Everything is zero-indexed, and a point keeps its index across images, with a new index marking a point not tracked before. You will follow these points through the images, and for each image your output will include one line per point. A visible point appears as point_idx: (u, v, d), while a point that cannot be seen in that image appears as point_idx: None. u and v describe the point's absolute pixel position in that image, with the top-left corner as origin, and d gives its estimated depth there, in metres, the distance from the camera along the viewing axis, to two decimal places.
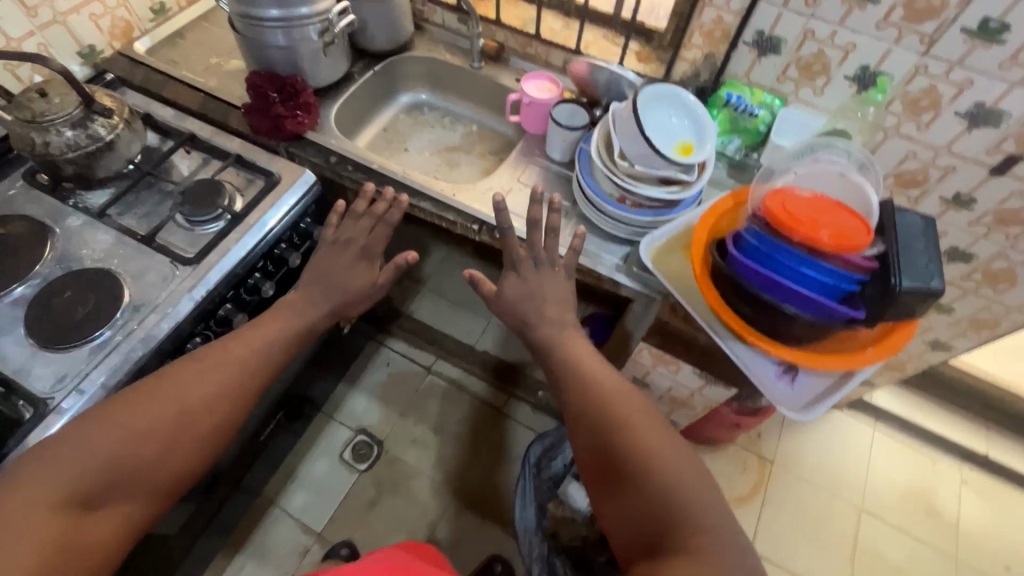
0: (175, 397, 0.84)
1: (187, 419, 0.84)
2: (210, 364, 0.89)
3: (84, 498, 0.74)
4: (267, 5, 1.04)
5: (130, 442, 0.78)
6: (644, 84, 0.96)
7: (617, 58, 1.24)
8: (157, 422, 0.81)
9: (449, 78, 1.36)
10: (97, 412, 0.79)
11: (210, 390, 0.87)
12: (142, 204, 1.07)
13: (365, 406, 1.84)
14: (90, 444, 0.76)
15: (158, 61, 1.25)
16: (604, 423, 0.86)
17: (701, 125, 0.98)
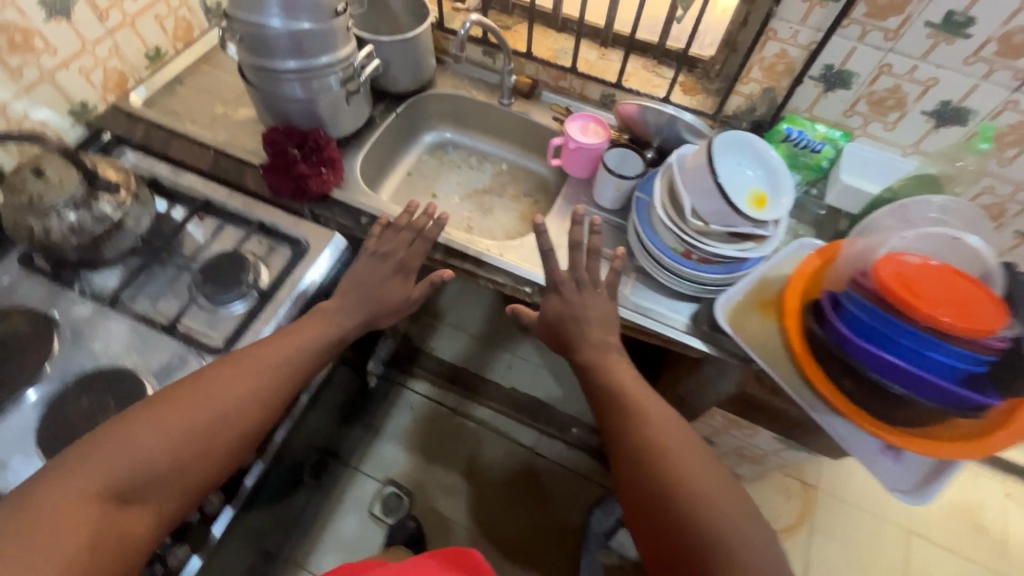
0: (221, 392, 0.75)
1: (233, 415, 0.75)
2: (257, 360, 0.80)
3: (120, 495, 0.65)
4: (283, 56, 0.93)
5: (173, 434, 0.70)
6: (719, 133, 0.88)
7: (661, 91, 1.15)
8: (200, 417, 0.72)
9: (476, 115, 1.27)
10: (144, 404, 0.72)
11: (253, 390, 0.78)
12: (157, 283, 0.96)
13: (391, 453, 1.74)
14: (133, 435, 0.68)
15: (158, 114, 1.13)
16: (644, 436, 0.76)
17: (775, 176, 0.90)
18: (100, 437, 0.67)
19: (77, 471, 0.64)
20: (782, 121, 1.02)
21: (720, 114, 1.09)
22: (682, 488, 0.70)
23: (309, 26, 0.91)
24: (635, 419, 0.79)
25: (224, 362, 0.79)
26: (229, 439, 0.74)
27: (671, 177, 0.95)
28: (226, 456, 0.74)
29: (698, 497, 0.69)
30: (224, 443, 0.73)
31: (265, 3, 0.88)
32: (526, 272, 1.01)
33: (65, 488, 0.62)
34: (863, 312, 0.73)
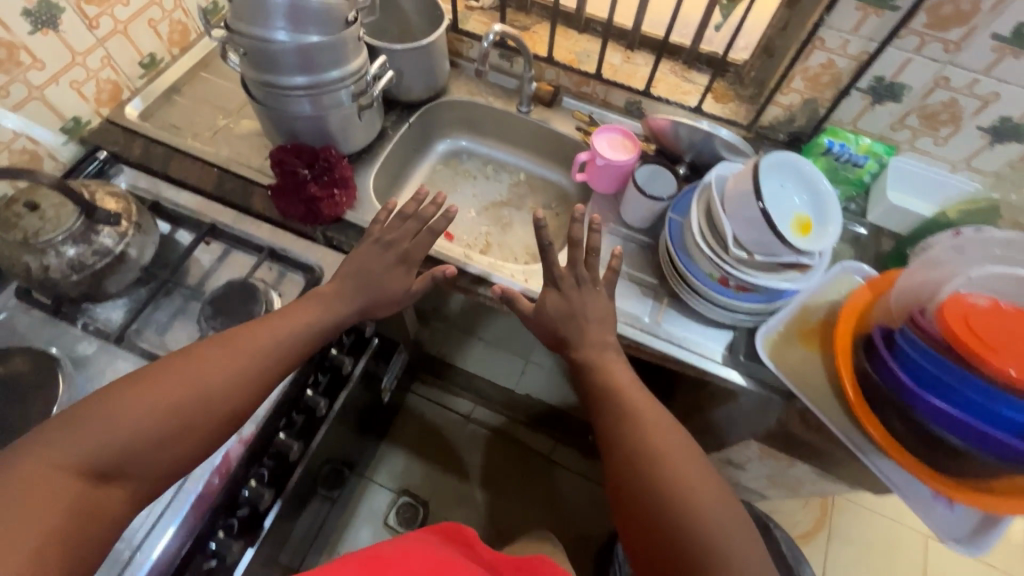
0: (216, 366, 0.67)
1: (226, 389, 0.66)
2: (252, 337, 0.72)
3: (96, 473, 0.56)
4: (291, 71, 0.87)
5: (160, 407, 0.61)
6: (763, 156, 0.82)
7: (691, 98, 1.08)
8: (191, 390, 0.64)
9: (492, 122, 1.20)
10: (130, 376, 0.63)
11: (246, 367, 0.69)
12: (165, 315, 0.91)
13: (405, 463, 1.72)
14: (116, 409, 0.59)
15: (156, 127, 1.06)
16: (630, 431, 0.69)
17: (822, 202, 0.85)
18: (79, 412, 0.59)
19: (53, 448, 0.55)
20: (823, 133, 0.97)
21: (756, 124, 1.03)
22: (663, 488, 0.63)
23: (318, 39, 0.84)
24: (622, 412, 0.72)
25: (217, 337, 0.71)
26: (220, 415, 0.65)
27: (708, 200, 0.89)
28: (216, 435, 0.65)
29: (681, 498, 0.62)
30: (214, 420, 0.65)
31: (270, 16, 0.81)
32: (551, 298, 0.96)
33: (36, 466, 0.54)
34: (921, 356, 0.70)
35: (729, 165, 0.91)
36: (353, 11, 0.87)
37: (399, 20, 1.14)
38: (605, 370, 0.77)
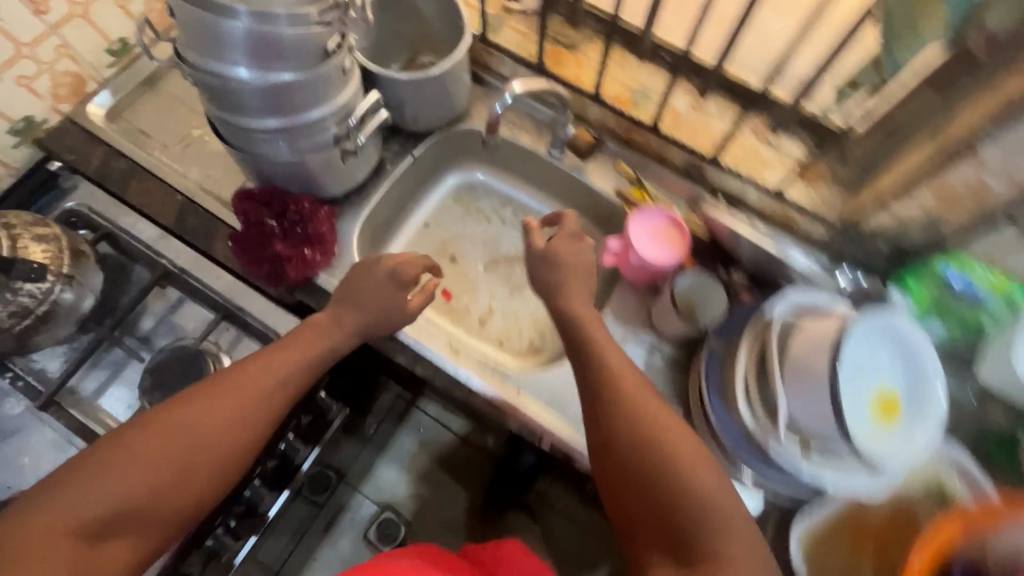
0: (220, 414, 0.63)
1: (231, 434, 0.63)
2: (260, 374, 0.67)
3: (100, 522, 0.56)
4: (255, 112, 0.68)
5: (163, 464, 0.59)
6: (858, 317, 0.62)
7: (769, 173, 0.84)
8: (194, 442, 0.61)
9: (516, 159, 0.99)
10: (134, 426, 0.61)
11: (254, 411, 0.65)
12: (107, 372, 0.80)
13: (397, 478, 1.63)
14: (112, 471, 0.57)
15: (120, 132, 0.91)
16: (614, 400, 0.64)
17: (917, 376, 0.63)
18: (78, 470, 0.57)
19: (56, 509, 0.54)
20: (941, 256, 0.73)
21: (852, 223, 0.80)
22: (647, 452, 0.59)
23: (290, 78, 0.65)
24: (609, 376, 0.65)
25: (224, 374, 0.67)
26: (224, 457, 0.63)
27: (763, 339, 0.69)
28: (220, 477, 0.63)
29: (670, 472, 0.58)
30: (218, 468, 0.63)
31: (227, 49, 0.62)
32: (569, 442, 0.75)
33: (42, 524, 0.53)
34: None
35: (801, 294, 0.69)
36: (337, 36, 0.67)
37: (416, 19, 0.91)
38: (605, 353, 0.67)
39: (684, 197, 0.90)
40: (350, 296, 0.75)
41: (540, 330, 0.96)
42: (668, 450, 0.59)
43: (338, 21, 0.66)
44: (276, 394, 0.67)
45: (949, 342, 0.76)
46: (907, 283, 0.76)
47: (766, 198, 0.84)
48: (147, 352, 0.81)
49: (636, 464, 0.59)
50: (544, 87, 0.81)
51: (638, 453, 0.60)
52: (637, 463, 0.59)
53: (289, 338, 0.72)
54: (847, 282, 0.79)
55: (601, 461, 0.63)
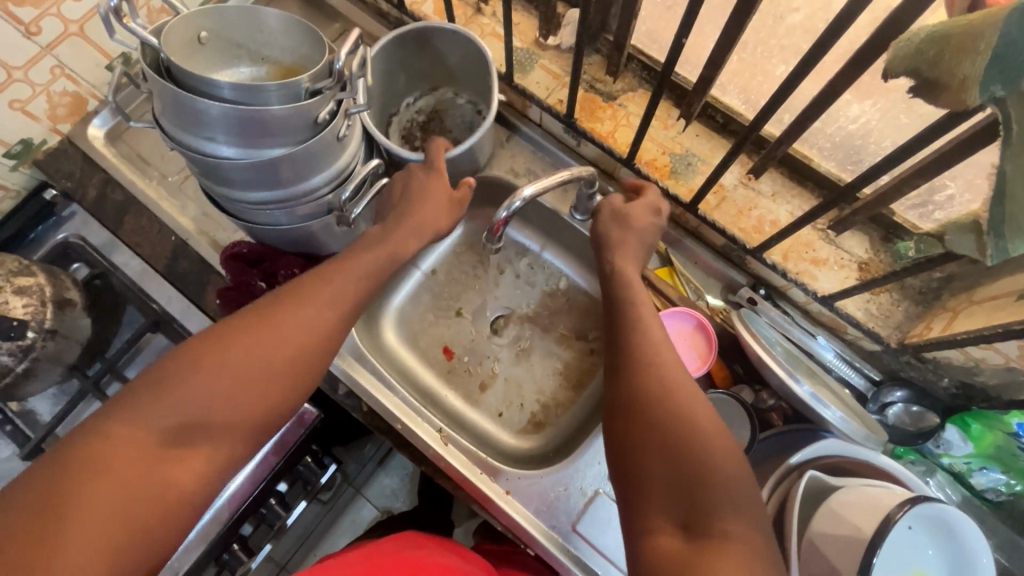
0: (291, 325, 0.55)
1: (303, 345, 0.55)
2: (327, 286, 0.59)
3: (173, 428, 0.48)
4: (242, 187, 0.62)
5: (237, 371, 0.51)
6: (908, 509, 0.50)
7: (823, 273, 0.72)
8: (269, 348, 0.53)
9: (537, 212, 0.89)
10: (204, 336, 0.53)
11: (327, 325, 0.57)
12: (93, 419, 0.78)
13: (397, 488, 1.37)
14: (186, 376, 0.50)
15: (119, 156, 0.86)
16: (640, 375, 0.55)
17: (963, 561, 0.53)
18: (149, 382, 0.49)
19: (134, 415, 0.47)
20: (1016, 410, 0.62)
21: (913, 351, 0.67)
22: (679, 434, 0.50)
23: (281, 153, 0.59)
24: (643, 357, 0.57)
25: (294, 284, 0.59)
26: (299, 361, 0.55)
27: (785, 493, 0.60)
28: (295, 390, 0.55)
29: (693, 448, 0.49)
30: (291, 380, 0.54)
31: (208, 126, 0.56)
32: (553, 553, 0.71)
33: (124, 429, 0.46)
34: None
35: (837, 447, 0.62)
36: (331, 105, 0.59)
37: (438, 54, 0.80)
38: (635, 333, 0.59)
39: (719, 282, 0.79)
40: (399, 213, 0.69)
41: (543, 404, 0.87)
42: (688, 425, 0.51)
43: (332, 89, 0.58)
44: (344, 307, 0.59)
45: (1009, 490, 0.68)
46: (968, 424, 0.67)
47: (815, 303, 0.73)
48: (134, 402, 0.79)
49: (652, 450, 0.51)
50: (565, 181, 0.65)
51: (661, 412, 0.52)
52: (656, 440, 0.51)
53: (342, 258, 0.64)
54: (894, 400, 0.71)
55: (621, 426, 0.54)
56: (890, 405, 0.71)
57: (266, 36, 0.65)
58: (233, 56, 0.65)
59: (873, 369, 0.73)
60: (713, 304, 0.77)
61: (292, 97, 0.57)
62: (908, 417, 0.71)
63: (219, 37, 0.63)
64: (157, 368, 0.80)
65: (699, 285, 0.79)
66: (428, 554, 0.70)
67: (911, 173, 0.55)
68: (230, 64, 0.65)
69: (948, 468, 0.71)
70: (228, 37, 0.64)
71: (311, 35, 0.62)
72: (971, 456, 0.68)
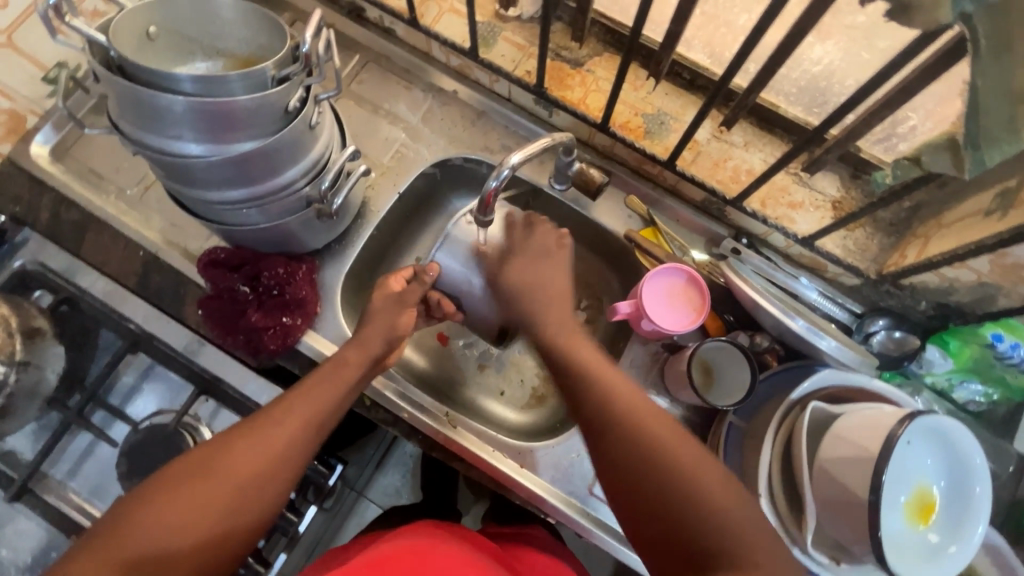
0: (253, 458, 0.52)
1: (262, 481, 0.52)
2: (290, 411, 0.56)
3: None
4: (214, 185, 0.60)
5: (188, 513, 0.48)
6: (908, 424, 0.52)
7: (801, 216, 0.75)
8: (225, 486, 0.50)
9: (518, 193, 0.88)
10: (157, 479, 0.49)
11: (289, 454, 0.54)
12: (79, 451, 0.74)
13: (400, 485, 1.37)
14: (134, 526, 0.46)
15: (70, 173, 0.81)
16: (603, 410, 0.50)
17: (959, 465, 0.57)
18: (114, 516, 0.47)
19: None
20: (990, 322, 0.66)
21: (891, 280, 0.70)
22: (643, 460, 0.47)
23: (251, 148, 0.57)
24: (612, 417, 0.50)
25: (254, 416, 0.56)
26: (257, 493, 0.52)
27: (790, 428, 0.63)
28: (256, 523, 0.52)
29: (666, 479, 0.46)
30: (247, 520, 0.51)
31: (173, 124, 0.53)
32: (573, 518, 0.72)
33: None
34: None
35: (834, 377, 0.63)
36: (299, 91, 0.57)
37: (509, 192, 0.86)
38: (590, 356, 0.55)
39: (701, 236, 0.82)
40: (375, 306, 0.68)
41: (543, 377, 0.88)
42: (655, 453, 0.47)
43: (299, 74, 0.56)
44: (310, 433, 0.56)
45: (987, 399, 0.73)
46: (947, 342, 0.71)
47: (796, 245, 0.75)
48: (122, 427, 0.76)
49: (632, 492, 0.47)
50: (547, 147, 0.64)
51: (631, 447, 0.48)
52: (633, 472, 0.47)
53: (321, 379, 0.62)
54: (877, 329, 0.73)
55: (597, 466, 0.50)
56: (874, 334, 0.73)
57: (219, 27, 0.62)
58: (186, 51, 0.62)
59: (855, 303, 0.76)
60: (699, 259, 0.78)
61: (258, 86, 0.55)
62: (892, 342, 0.73)
63: (169, 31, 0.60)
64: (141, 389, 0.77)
65: (683, 242, 0.80)
66: (446, 552, 0.65)
67: (880, 105, 0.57)
68: (185, 60, 0.62)
69: (931, 386, 0.75)
70: (179, 31, 0.61)
71: (268, 22, 0.60)
72: (952, 373, 0.73)
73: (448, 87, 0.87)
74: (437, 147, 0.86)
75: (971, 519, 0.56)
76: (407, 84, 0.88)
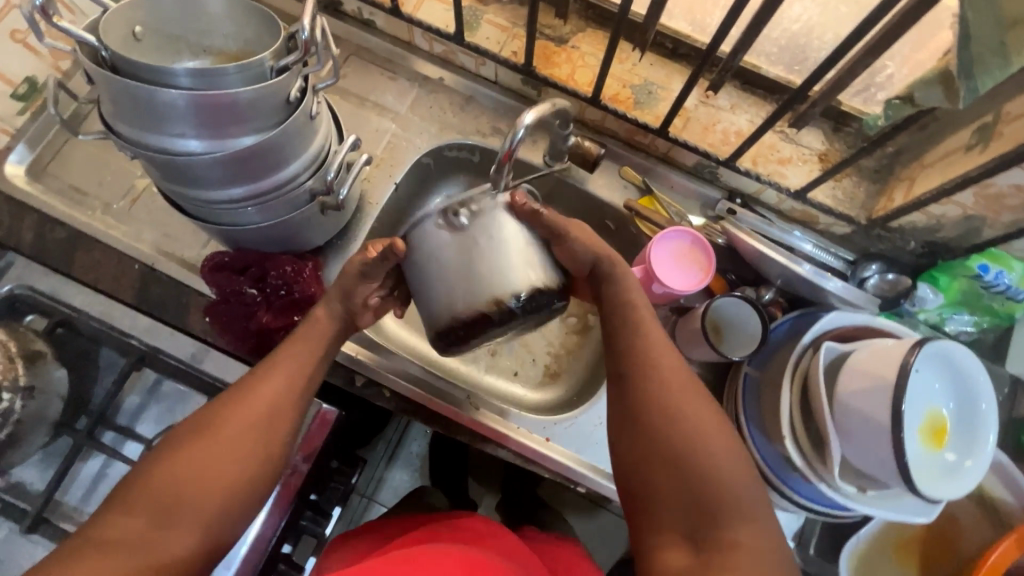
0: (247, 406, 0.56)
1: (259, 425, 0.56)
2: (277, 364, 0.60)
3: (145, 524, 0.48)
4: (216, 184, 0.59)
5: (194, 460, 0.52)
6: (919, 349, 0.55)
7: (791, 171, 0.78)
8: (223, 434, 0.54)
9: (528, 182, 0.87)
10: (166, 438, 0.54)
11: (280, 399, 0.58)
12: (91, 475, 0.72)
13: (411, 485, 1.30)
14: (151, 475, 0.51)
15: (50, 192, 0.78)
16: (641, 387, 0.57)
17: (964, 388, 0.60)
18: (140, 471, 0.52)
19: (109, 526, 0.48)
20: (976, 253, 0.70)
21: (881, 224, 0.74)
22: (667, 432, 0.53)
23: (252, 142, 0.56)
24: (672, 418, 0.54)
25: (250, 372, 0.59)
26: (257, 436, 0.55)
27: (805, 371, 0.65)
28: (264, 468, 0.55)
29: (678, 449, 0.52)
30: (256, 456, 0.55)
31: (171, 121, 0.52)
32: (603, 485, 0.74)
33: (100, 536, 0.47)
34: None
35: (839, 318, 0.67)
36: (299, 82, 0.57)
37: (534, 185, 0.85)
38: (622, 358, 0.60)
39: (696, 201, 0.84)
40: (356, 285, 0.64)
41: (555, 354, 0.89)
42: (696, 455, 0.52)
43: (298, 64, 0.55)
44: (299, 379, 0.60)
45: (977, 328, 0.78)
46: (937, 279, 0.74)
47: (788, 199, 0.78)
48: (135, 445, 0.74)
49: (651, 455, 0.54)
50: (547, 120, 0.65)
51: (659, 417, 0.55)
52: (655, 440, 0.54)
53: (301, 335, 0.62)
54: (871, 274, 0.76)
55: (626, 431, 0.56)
56: (868, 279, 0.77)
57: (205, 24, 0.60)
58: (173, 51, 0.61)
59: (847, 251, 0.79)
60: (696, 222, 0.81)
61: (256, 77, 0.54)
62: (886, 284, 0.76)
63: (155, 31, 0.58)
64: (150, 406, 0.75)
65: (680, 208, 0.82)
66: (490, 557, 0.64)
67: (863, 54, 0.60)
68: (173, 60, 0.61)
69: (925, 323, 0.79)
70: (164, 30, 0.59)
71: (256, 13, 0.58)
72: (943, 308, 0.76)
73: (434, 75, 0.87)
74: (428, 135, 0.86)
75: (979, 437, 0.60)
76: (392, 75, 0.87)
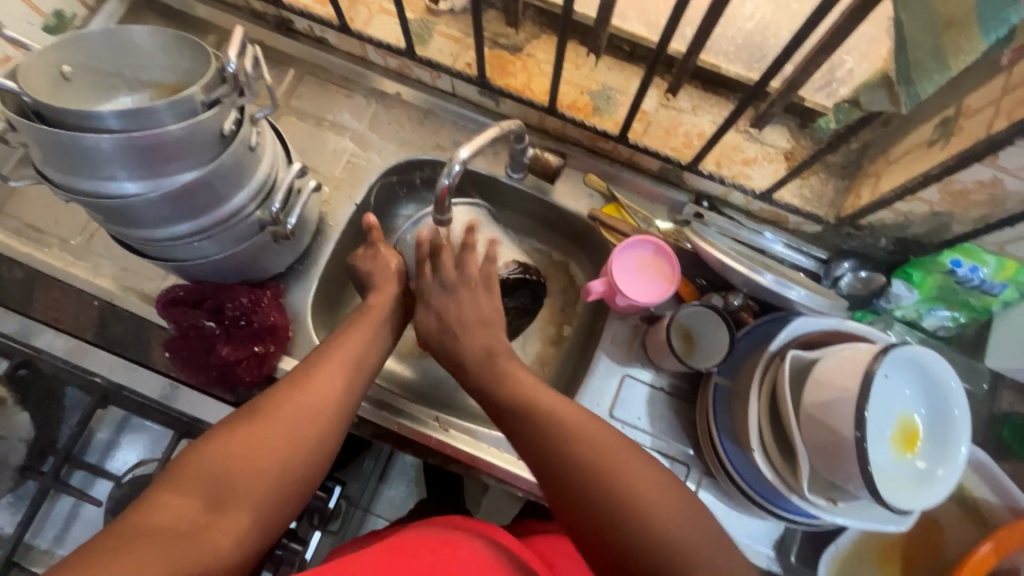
0: (304, 393, 0.55)
1: (316, 412, 0.54)
2: (329, 355, 0.59)
3: (200, 507, 0.45)
4: (165, 220, 0.57)
5: (248, 439, 0.50)
6: (883, 357, 0.54)
7: (756, 171, 0.76)
8: (278, 418, 0.52)
9: (495, 199, 0.86)
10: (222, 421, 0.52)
11: (336, 386, 0.57)
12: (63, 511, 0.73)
13: (408, 495, 1.27)
14: (205, 455, 0.48)
15: (6, 232, 0.77)
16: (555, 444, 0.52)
17: (937, 393, 0.58)
18: (191, 454, 0.49)
19: (160, 507, 0.44)
20: (948, 249, 0.67)
21: (850, 222, 0.72)
22: (590, 486, 0.49)
23: (194, 177, 0.55)
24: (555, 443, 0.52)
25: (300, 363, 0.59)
26: (310, 427, 0.54)
27: (774, 380, 0.64)
28: (319, 457, 0.53)
29: (606, 503, 0.49)
30: (313, 443, 0.53)
31: (105, 164, 0.51)
32: None
33: (150, 516, 0.43)
34: None
35: (807, 323, 0.66)
36: (233, 113, 0.55)
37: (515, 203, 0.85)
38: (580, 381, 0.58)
39: (663, 205, 0.81)
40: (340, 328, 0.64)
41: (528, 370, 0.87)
42: (628, 505, 0.48)
43: (230, 96, 0.54)
44: (349, 372, 0.59)
45: (955, 323, 0.76)
46: (911, 275, 0.71)
47: (755, 200, 0.76)
48: (104, 482, 0.75)
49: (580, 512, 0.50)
50: (495, 138, 0.63)
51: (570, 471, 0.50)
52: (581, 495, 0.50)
53: (335, 337, 0.62)
54: (844, 272, 0.74)
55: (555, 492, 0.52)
56: (842, 277, 0.74)
57: (138, 58, 0.59)
58: (108, 88, 0.60)
59: (819, 249, 0.77)
60: (663, 228, 0.79)
61: (189, 113, 0.52)
62: (859, 284, 0.74)
63: (86, 69, 0.57)
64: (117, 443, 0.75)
65: (646, 213, 0.80)
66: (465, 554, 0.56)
67: (814, 54, 0.57)
68: (108, 96, 0.60)
69: (902, 318, 0.77)
70: (96, 66, 0.58)
71: (186, 44, 0.57)
72: (918, 303, 0.73)
73: (391, 90, 0.85)
74: (388, 152, 0.84)
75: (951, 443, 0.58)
76: (348, 92, 0.86)
